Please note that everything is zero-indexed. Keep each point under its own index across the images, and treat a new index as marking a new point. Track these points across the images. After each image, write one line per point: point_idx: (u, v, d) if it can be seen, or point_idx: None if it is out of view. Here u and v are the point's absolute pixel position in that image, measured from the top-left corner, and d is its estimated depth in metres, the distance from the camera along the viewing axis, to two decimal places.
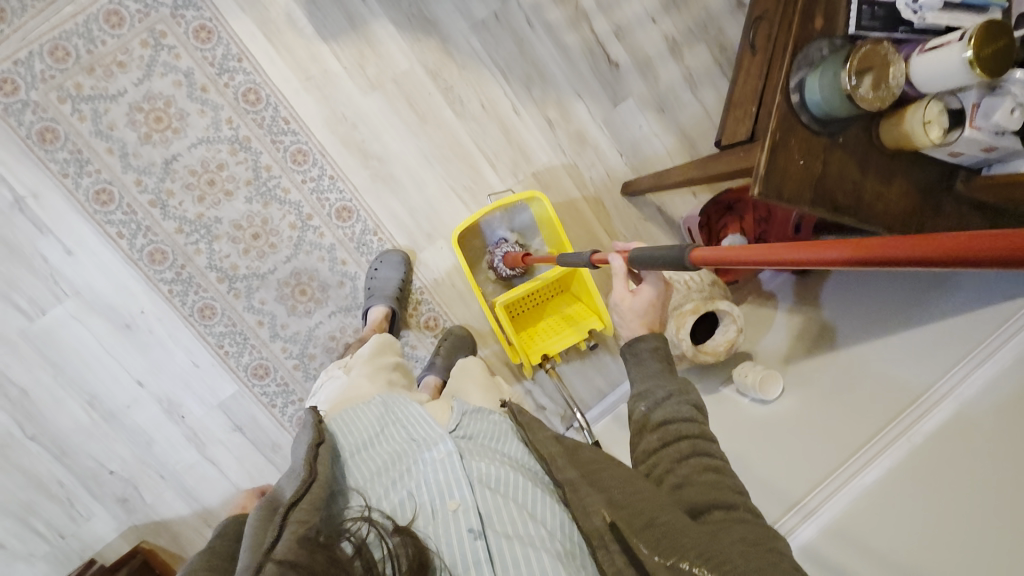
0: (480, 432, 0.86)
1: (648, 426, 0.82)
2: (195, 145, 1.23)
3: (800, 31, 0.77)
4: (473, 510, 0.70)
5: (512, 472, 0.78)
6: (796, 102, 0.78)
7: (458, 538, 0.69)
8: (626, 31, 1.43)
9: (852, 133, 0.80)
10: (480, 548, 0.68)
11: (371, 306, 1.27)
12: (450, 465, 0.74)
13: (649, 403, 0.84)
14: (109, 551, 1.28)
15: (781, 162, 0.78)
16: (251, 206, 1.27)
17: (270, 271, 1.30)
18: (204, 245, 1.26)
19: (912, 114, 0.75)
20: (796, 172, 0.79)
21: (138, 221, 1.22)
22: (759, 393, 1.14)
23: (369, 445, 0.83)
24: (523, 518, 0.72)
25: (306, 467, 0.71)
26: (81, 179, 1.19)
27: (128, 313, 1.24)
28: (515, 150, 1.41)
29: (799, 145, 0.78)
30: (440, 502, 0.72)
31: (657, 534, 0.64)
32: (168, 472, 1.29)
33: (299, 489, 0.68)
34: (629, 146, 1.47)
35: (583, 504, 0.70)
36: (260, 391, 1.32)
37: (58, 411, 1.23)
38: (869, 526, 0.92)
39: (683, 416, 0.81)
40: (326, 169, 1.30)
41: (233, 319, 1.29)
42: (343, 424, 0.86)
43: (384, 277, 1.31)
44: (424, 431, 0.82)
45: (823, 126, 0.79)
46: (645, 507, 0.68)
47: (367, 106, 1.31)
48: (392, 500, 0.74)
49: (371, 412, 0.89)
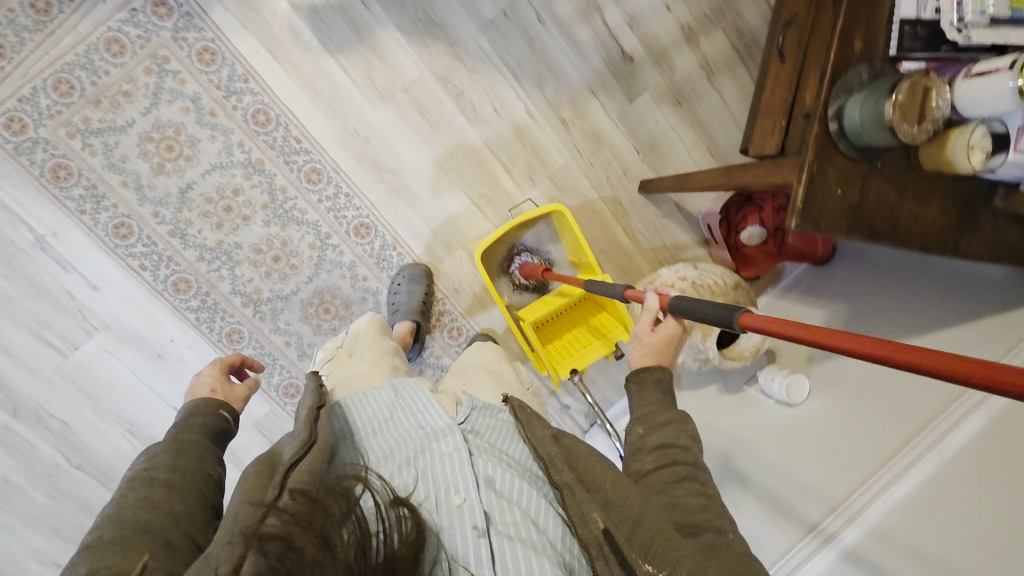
0: (486, 428, 0.89)
1: (645, 447, 0.80)
2: (209, 172, 1.21)
3: (839, 56, 0.74)
4: (477, 508, 0.71)
5: (518, 477, 0.79)
6: (834, 130, 0.75)
7: (461, 532, 0.70)
8: (640, 22, 1.38)
9: (890, 157, 0.78)
10: (482, 545, 0.68)
11: (395, 322, 1.27)
12: (458, 460, 0.76)
13: (648, 426, 0.82)
14: None
15: (818, 194, 0.76)
16: (270, 229, 1.26)
17: (294, 292, 1.30)
18: (226, 271, 1.26)
19: (956, 140, 0.74)
20: (835, 204, 0.77)
21: (160, 252, 1.22)
22: (785, 396, 1.16)
23: (376, 432, 0.85)
24: (527, 523, 0.73)
25: (307, 428, 0.75)
26: (99, 214, 1.18)
27: (159, 342, 1.26)
28: (531, 153, 1.38)
29: (837, 175, 0.77)
30: (446, 495, 0.73)
31: (646, 540, 0.67)
32: None
33: (298, 454, 0.71)
34: (646, 142, 1.44)
35: (581, 510, 0.71)
36: (293, 409, 1.34)
37: (101, 441, 1.26)
38: (896, 531, 0.92)
39: (679, 443, 0.78)
40: (341, 186, 1.28)
41: (261, 341, 1.30)
42: (352, 405, 0.89)
43: (406, 292, 1.30)
44: (431, 422, 0.84)
45: (861, 153, 0.77)
46: (634, 510, 0.69)
47: (378, 118, 1.28)
48: (399, 484, 0.76)
49: (381, 397, 0.91)
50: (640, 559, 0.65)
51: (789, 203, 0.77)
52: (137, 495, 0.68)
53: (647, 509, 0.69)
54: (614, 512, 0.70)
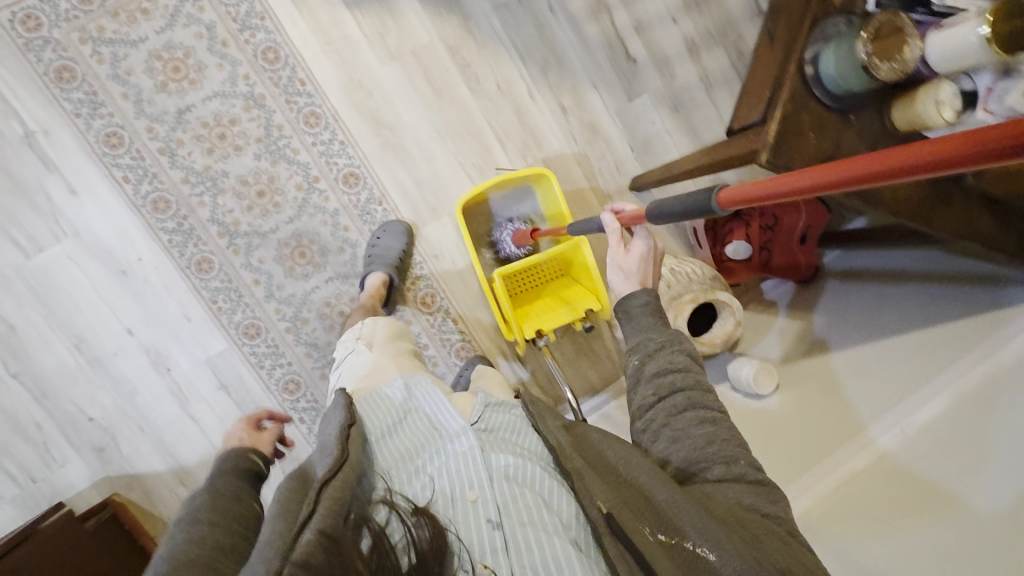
0: (500, 425, 0.85)
1: (642, 376, 0.81)
2: (210, 98, 1.23)
3: (817, 8, 0.85)
4: (491, 502, 0.70)
5: (530, 464, 0.77)
6: (811, 75, 0.85)
7: (473, 525, 0.69)
8: (647, 27, 1.43)
9: (865, 113, 0.86)
10: (497, 537, 0.68)
11: (371, 273, 1.26)
12: (472, 458, 0.75)
13: (641, 354, 0.82)
14: (79, 500, 1.26)
15: (792, 138, 0.84)
16: (259, 163, 1.27)
17: (272, 230, 1.29)
18: (208, 198, 1.25)
19: (925, 93, 0.80)
20: (807, 146, 0.85)
21: (145, 169, 1.22)
22: (753, 386, 1.14)
23: (390, 434, 0.83)
24: (540, 507, 0.72)
25: (340, 446, 0.73)
26: (93, 120, 1.19)
27: (126, 260, 1.23)
28: (528, 133, 1.41)
29: (811, 120, 0.85)
30: (461, 491, 0.72)
31: (656, 513, 0.70)
32: (148, 425, 1.27)
33: (329, 471, 0.70)
34: (642, 141, 1.47)
35: (586, 491, 0.72)
36: (250, 350, 1.30)
37: (44, 353, 1.21)
38: (852, 512, 0.90)
39: (678, 366, 0.80)
40: (336, 134, 1.30)
41: (229, 275, 1.28)
42: (369, 407, 0.88)
43: (385, 244, 1.30)
44: (449, 425, 0.82)
45: (835, 101, 0.85)
46: (646, 483, 0.72)
47: (384, 76, 1.31)
48: (422, 500, 0.73)
49: (394, 398, 0.90)
50: (654, 530, 0.69)
51: (765, 139, 0.85)
52: (186, 534, 0.68)
53: (657, 482, 0.71)
54: (624, 506, 0.70)
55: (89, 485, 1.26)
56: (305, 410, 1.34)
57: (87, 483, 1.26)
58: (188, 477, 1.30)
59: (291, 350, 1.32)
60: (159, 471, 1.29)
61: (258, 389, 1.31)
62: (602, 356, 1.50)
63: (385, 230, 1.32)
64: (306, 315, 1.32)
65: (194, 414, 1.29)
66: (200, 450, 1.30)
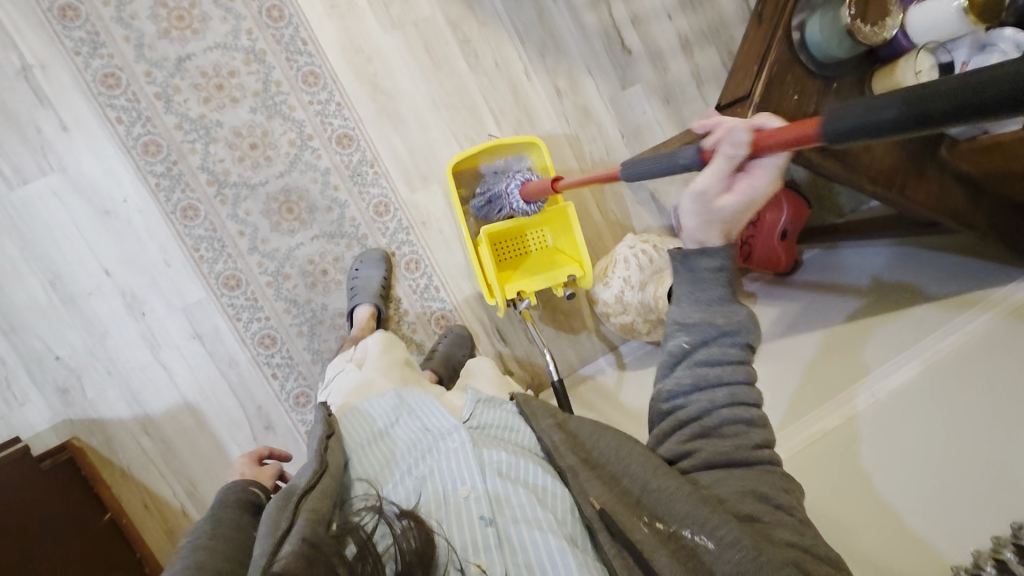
0: (492, 422, 0.82)
1: (684, 361, 0.71)
2: (211, 49, 1.26)
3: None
4: (483, 497, 0.69)
5: (522, 459, 0.75)
6: (798, 41, 0.93)
7: (466, 525, 0.67)
8: (643, 20, 1.49)
9: (845, 81, 0.96)
10: (490, 535, 0.66)
11: (357, 306, 1.27)
12: (462, 454, 0.73)
13: (694, 338, 0.69)
14: (37, 442, 1.23)
15: (776, 97, 0.93)
16: (254, 116, 1.29)
17: (261, 184, 1.30)
18: (200, 145, 1.26)
19: (904, 66, 0.91)
20: (789, 106, 0.93)
21: (139, 111, 1.23)
22: None
23: (378, 434, 0.81)
24: (532, 503, 0.70)
25: (318, 459, 0.72)
26: (92, 60, 1.20)
27: (110, 200, 1.23)
28: (522, 111, 1.44)
29: (794, 81, 0.94)
30: (452, 489, 0.71)
31: (654, 501, 0.67)
32: (116, 369, 1.25)
33: (313, 479, 0.69)
34: (631, 129, 1.51)
35: (581, 488, 0.70)
36: (228, 302, 1.29)
37: (18, 287, 1.20)
38: (828, 471, 0.94)
39: (731, 359, 0.68)
40: (334, 95, 1.33)
41: (214, 224, 1.28)
42: (351, 420, 0.84)
43: (365, 276, 1.32)
44: (436, 421, 0.80)
45: (820, 68, 0.95)
46: (641, 473, 0.69)
47: (385, 43, 1.35)
48: (411, 503, 0.71)
49: (382, 402, 0.86)
50: (648, 518, 0.67)
51: (750, 99, 0.93)
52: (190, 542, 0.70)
53: (651, 471, 0.69)
54: (617, 500, 0.69)
55: (49, 427, 1.23)
56: (279, 367, 1.32)
57: (47, 425, 1.23)
58: (153, 426, 1.28)
59: (270, 305, 1.31)
60: (123, 418, 1.26)
61: (233, 342, 1.30)
62: (582, 337, 1.51)
63: (366, 257, 1.34)
64: (288, 271, 1.32)
65: (165, 362, 1.28)
66: (168, 400, 1.28)
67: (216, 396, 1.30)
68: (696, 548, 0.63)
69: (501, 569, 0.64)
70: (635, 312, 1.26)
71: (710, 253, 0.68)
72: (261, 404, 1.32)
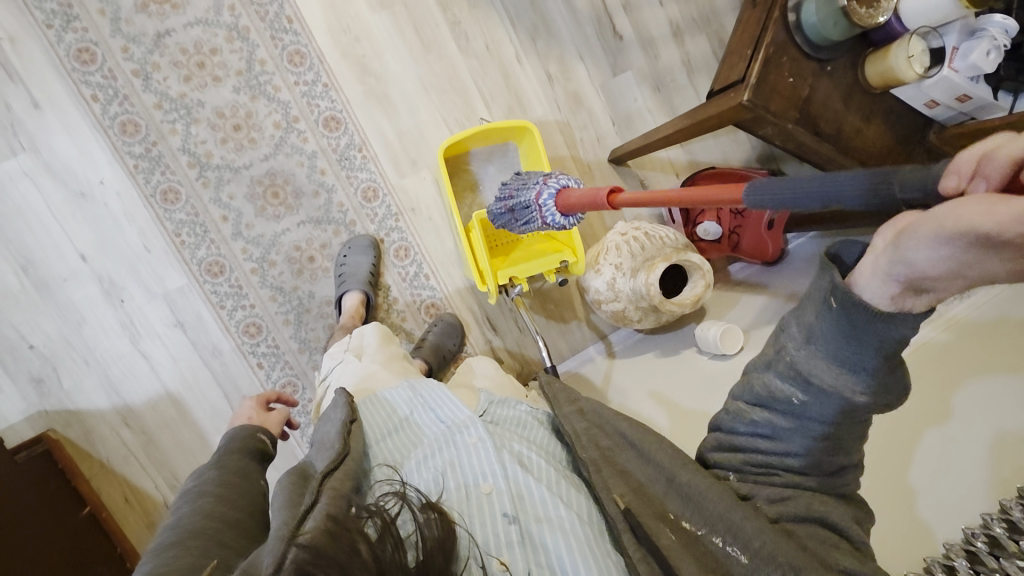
0: (506, 419, 0.81)
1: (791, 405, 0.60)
2: (191, 25, 1.21)
3: None
4: (507, 494, 0.68)
5: (540, 458, 0.74)
6: (794, 22, 0.92)
7: (489, 518, 0.66)
8: (634, 7, 1.48)
9: (839, 65, 0.97)
10: (513, 532, 0.65)
11: (347, 294, 1.24)
12: (484, 450, 0.72)
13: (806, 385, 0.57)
14: (11, 435, 1.18)
15: (772, 76, 0.93)
16: (237, 97, 1.24)
17: (246, 167, 1.26)
18: (181, 126, 1.22)
19: (897, 49, 0.91)
20: (785, 89, 0.94)
21: (116, 89, 1.18)
22: (719, 345, 1.15)
23: (397, 425, 0.80)
24: (554, 500, 0.68)
25: (341, 438, 0.71)
26: (65, 34, 1.14)
27: (86, 181, 1.18)
28: (513, 97, 1.42)
29: (790, 64, 0.94)
30: (474, 484, 0.69)
31: (682, 493, 0.65)
32: (94, 359, 1.21)
33: (332, 464, 0.68)
34: (622, 116, 1.50)
35: (604, 482, 0.68)
36: (211, 289, 1.25)
37: None
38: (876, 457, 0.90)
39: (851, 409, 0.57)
40: (320, 76, 1.29)
41: (196, 208, 1.23)
42: (370, 408, 0.83)
43: (353, 262, 1.29)
44: (452, 414, 0.78)
45: (814, 50, 0.94)
46: (667, 463, 0.68)
47: (373, 23, 1.31)
48: (432, 492, 0.70)
49: (398, 395, 0.85)
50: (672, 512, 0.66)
51: (746, 80, 0.92)
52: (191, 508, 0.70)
53: (678, 464, 0.67)
54: (642, 503, 0.67)
55: (22, 419, 1.18)
56: (265, 356, 1.29)
57: (21, 416, 1.18)
58: (133, 417, 1.23)
59: (256, 292, 1.27)
60: (101, 408, 1.22)
61: (216, 330, 1.26)
62: (572, 325, 1.50)
63: (354, 243, 1.30)
64: (274, 258, 1.28)
65: (145, 351, 1.23)
66: (149, 390, 1.24)
67: (199, 386, 1.27)
68: (725, 557, 0.61)
69: (523, 567, 0.63)
70: (627, 300, 1.25)
71: (898, 321, 0.49)
72: (246, 394, 1.29)
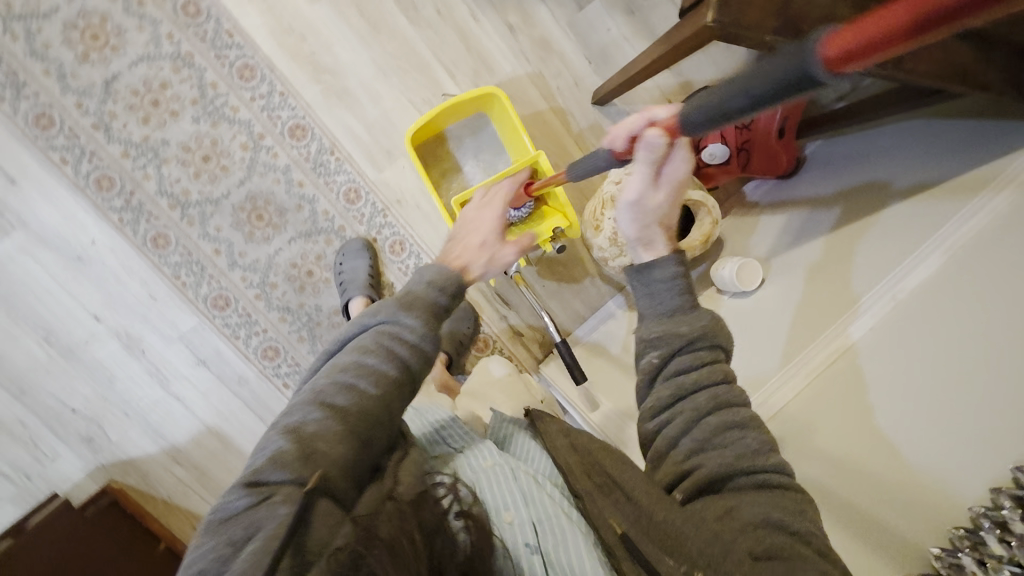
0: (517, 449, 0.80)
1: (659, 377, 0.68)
2: (136, 64, 1.18)
3: None
4: (529, 523, 0.65)
5: (556, 486, 0.72)
6: None
7: (510, 552, 0.64)
8: None
9: None
10: (535, 564, 0.64)
11: (350, 300, 1.24)
12: (501, 472, 0.70)
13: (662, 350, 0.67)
14: (78, 492, 1.26)
15: None
16: (199, 126, 1.22)
17: (224, 196, 1.25)
18: (152, 169, 1.20)
19: None
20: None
21: (81, 146, 1.17)
22: (736, 283, 1.06)
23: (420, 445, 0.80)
24: (568, 526, 0.66)
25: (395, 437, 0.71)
26: (19, 103, 1.14)
27: (79, 244, 1.20)
28: (476, 59, 1.33)
29: None
30: (496, 514, 0.66)
31: (655, 530, 0.60)
32: (132, 410, 1.26)
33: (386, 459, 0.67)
34: (597, 53, 1.39)
35: (597, 511, 0.65)
36: (222, 322, 1.27)
37: (13, 349, 1.20)
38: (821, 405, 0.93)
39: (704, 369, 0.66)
40: (275, 85, 1.24)
41: (188, 248, 1.24)
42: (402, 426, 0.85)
43: (351, 268, 1.28)
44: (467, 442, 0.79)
45: None
46: (635, 489, 0.63)
47: (314, 16, 1.24)
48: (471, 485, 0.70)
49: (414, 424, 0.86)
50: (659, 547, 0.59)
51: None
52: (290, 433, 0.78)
53: (653, 499, 0.61)
54: (643, 529, 0.61)
55: (84, 476, 1.26)
56: (289, 376, 1.31)
57: (82, 474, 1.25)
58: (182, 456, 1.29)
59: (265, 317, 1.29)
60: (151, 453, 1.28)
61: (238, 361, 1.29)
62: (585, 284, 1.46)
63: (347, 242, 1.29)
64: (274, 280, 1.28)
65: (177, 393, 1.28)
66: (190, 428, 1.29)
67: (236, 416, 1.31)
68: None
69: None
70: None
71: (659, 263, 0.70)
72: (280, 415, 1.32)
